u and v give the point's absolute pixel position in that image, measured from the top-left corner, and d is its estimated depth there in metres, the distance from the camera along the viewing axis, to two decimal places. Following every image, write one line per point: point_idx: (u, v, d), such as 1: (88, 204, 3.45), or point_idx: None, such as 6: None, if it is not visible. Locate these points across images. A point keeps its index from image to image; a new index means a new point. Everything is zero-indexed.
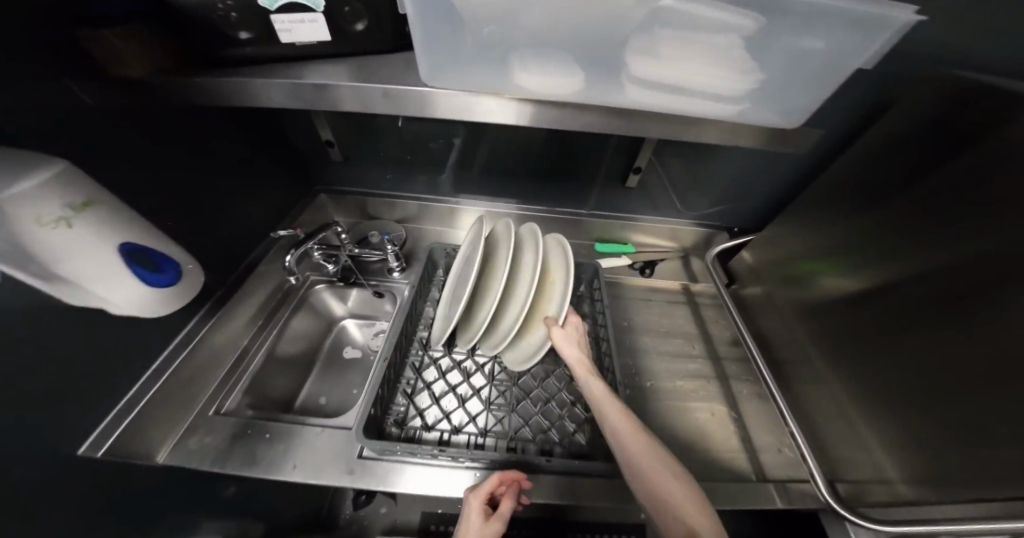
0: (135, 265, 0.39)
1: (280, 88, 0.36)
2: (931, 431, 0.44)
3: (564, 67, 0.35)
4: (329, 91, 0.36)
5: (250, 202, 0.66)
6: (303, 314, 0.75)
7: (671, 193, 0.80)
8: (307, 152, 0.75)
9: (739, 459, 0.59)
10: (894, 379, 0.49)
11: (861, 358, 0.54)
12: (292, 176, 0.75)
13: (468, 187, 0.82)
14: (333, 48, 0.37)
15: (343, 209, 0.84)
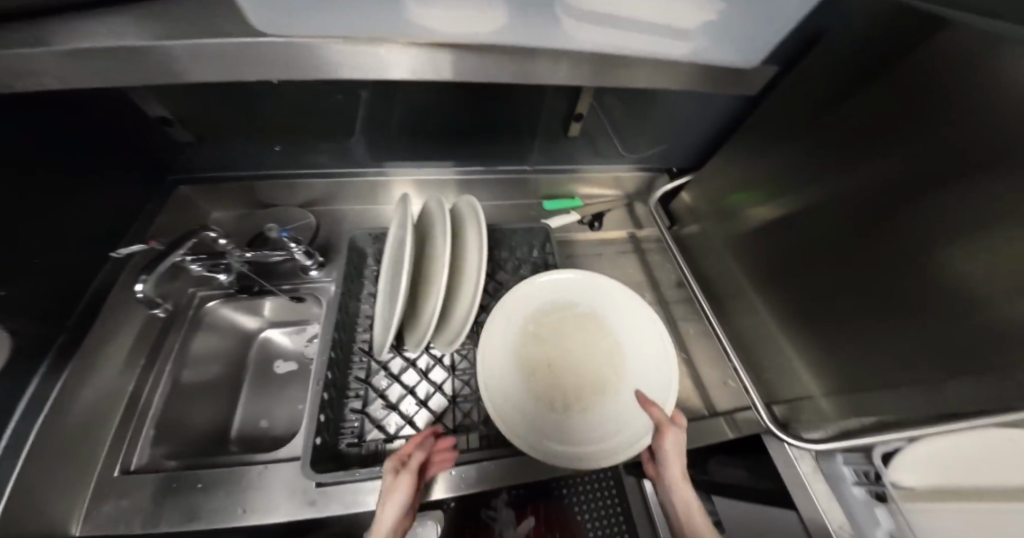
0: None
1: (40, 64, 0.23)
2: (848, 352, 0.48)
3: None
4: (106, 60, 0.23)
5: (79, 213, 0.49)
6: (205, 334, 0.63)
7: (611, 140, 0.75)
8: (151, 134, 0.57)
9: (692, 396, 0.65)
10: (818, 309, 0.53)
11: (788, 291, 0.58)
12: (135, 168, 0.57)
13: (385, 155, 0.69)
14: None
15: (230, 200, 0.68)
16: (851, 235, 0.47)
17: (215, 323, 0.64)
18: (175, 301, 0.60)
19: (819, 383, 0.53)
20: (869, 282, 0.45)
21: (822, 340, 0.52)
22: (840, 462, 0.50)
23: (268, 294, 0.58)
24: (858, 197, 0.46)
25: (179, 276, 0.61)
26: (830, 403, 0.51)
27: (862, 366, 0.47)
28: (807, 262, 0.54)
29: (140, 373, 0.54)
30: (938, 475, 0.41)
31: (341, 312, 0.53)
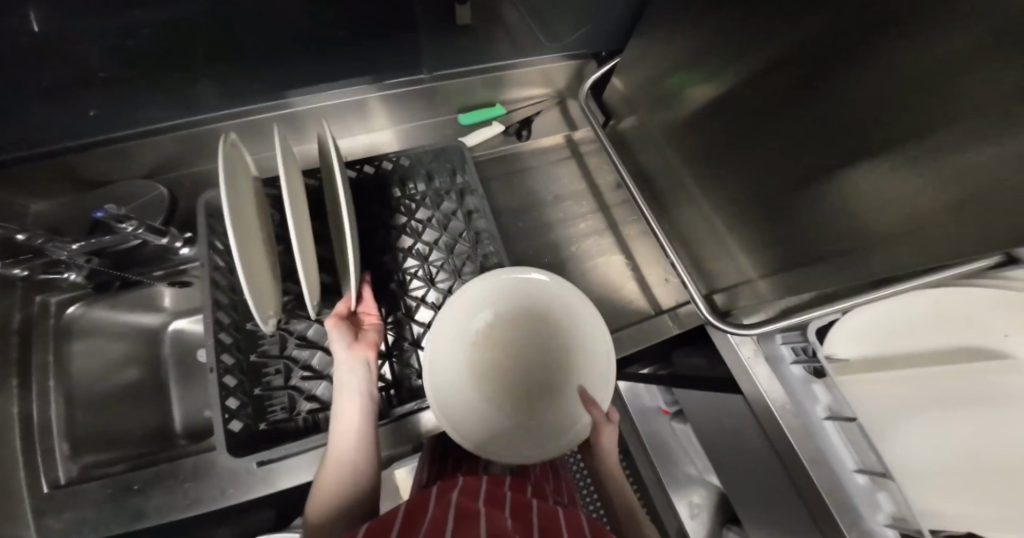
0: None
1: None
2: (779, 230, 0.45)
3: None
4: None
5: None
6: (90, 338, 0.55)
7: (517, 21, 0.61)
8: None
9: (639, 301, 0.64)
10: (749, 191, 0.48)
11: (721, 175, 0.52)
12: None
13: (235, 88, 0.55)
14: None
15: (64, 181, 0.55)
16: (778, 94, 0.40)
17: (86, 328, 0.55)
18: (23, 312, 0.51)
19: (756, 266, 0.50)
20: (791, 149, 0.40)
21: (757, 222, 0.48)
22: (779, 342, 0.48)
23: (140, 283, 0.56)
24: (784, 41, 0.38)
25: (15, 287, 0.51)
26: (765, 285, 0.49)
27: (791, 243, 0.44)
28: (738, 139, 0.48)
29: (25, 394, 0.49)
30: (868, 343, 0.40)
31: (219, 292, 0.46)
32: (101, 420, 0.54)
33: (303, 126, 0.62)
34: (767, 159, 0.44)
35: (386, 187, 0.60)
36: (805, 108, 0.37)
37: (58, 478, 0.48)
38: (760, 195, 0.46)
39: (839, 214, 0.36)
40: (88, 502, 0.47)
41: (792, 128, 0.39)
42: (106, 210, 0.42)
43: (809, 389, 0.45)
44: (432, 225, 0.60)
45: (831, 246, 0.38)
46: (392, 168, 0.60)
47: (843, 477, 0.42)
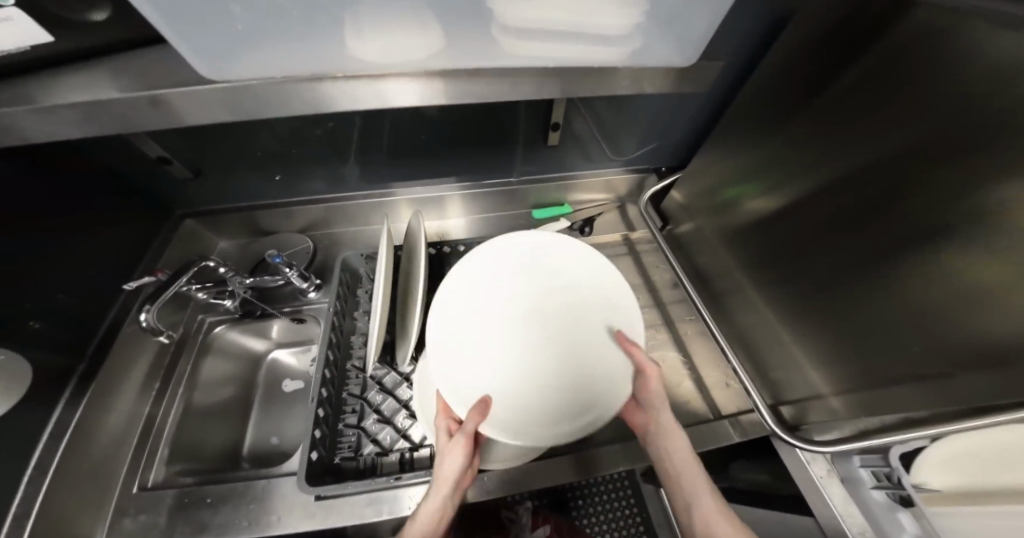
0: None
1: (54, 125, 0.28)
2: (847, 346, 0.46)
3: (399, 32, 0.28)
4: (101, 117, 0.28)
5: (95, 256, 0.55)
6: (214, 355, 0.67)
7: (593, 146, 0.76)
8: (157, 175, 0.61)
9: (695, 399, 0.63)
10: (810, 304, 0.51)
11: (779, 286, 0.56)
12: (143, 206, 0.62)
13: (375, 178, 0.73)
14: (65, 52, 0.29)
15: (235, 228, 0.73)
16: (832, 223, 0.46)
17: (224, 347, 0.68)
18: (184, 328, 0.65)
19: (828, 381, 0.49)
20: (851, 271, 0.44)
21: (822, 335, 0.50)
22: (856, 464, 0.45)
23: (271, 316, 0.68)
24: (839, 183, 0.45)
25: (186, 307, 0.65)
26: (841, 404, 0.48)
27: (860, 359, 0.45)
28: (798, 255, 0.52)
29: (152, 398, 0.59)
30: (959, 471, 0.36)
31: (335, 333, 0.56)
32: (197, 430, 0.61)
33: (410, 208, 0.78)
34: (825, 276, 0.48)
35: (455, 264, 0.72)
36: (862, 238, 0.42)
37: (151, 480, 0.54)
38: (822, 309, 0.49)
39: (909, 336, 0.38)
40: (166, 506, 0.51)
41: (848, 253, 0.44)
42: (279, 257, 0.59)
43: (890, 514, 0.41)
44: None
45: (906, 369, 0.39)
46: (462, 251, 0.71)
47: None
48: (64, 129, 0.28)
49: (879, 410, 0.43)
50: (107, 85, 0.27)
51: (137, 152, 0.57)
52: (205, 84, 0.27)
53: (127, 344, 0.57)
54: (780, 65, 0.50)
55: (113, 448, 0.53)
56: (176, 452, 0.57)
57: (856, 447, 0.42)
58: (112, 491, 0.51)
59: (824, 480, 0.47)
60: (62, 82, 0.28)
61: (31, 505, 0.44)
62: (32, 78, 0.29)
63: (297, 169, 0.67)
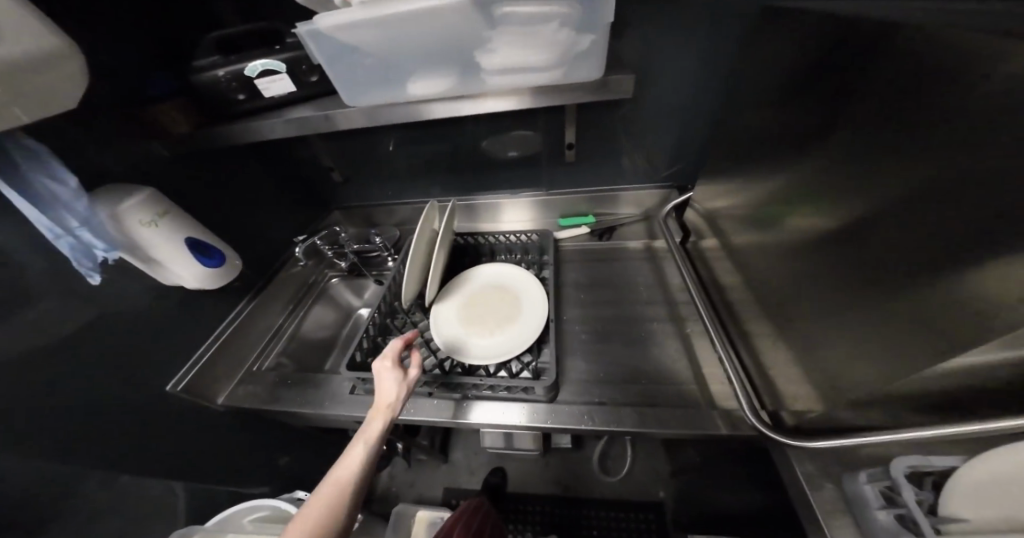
0: (197, 253, 0.59)
1: (276, 125, 0.58)
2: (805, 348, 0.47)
3: (437, 75, 0.53)
4: (300, 125, 0.58)
5: (284, 220, 0.91)
6: (325, 303, 0.95)
7: (638, 161, 0.89)
8: (312, 165, 0.93)
9: (692, 388, 0.66)
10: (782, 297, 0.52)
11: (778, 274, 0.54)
12: (293, 194, 0.94)
13: (445, 191, 1.01)
14: (293, 97, 0.59)
15: (357, 217, 1.05)
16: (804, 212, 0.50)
17: (329, 293, 0.96)
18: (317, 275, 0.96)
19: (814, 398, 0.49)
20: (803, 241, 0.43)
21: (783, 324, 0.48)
22: (862, 481, 0.46)
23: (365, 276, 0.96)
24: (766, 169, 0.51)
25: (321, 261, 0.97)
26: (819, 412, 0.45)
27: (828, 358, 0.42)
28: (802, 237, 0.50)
29: (188, 349, 0.69)
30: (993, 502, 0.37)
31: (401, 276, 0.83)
32: (212, 378, 0.71)
33: (476, 215, 1.04)
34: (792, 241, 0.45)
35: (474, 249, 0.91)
36: (823, 220, 0.40)
37: (205, 385, 0.70)
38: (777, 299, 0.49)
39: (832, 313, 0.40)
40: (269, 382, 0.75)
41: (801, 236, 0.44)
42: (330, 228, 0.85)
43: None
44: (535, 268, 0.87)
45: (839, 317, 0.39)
46: (485, 243, 0.89)
47: None
48: (270, 134, 0.59)
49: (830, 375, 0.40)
50: (311, 108, 0.59)
51: (309, 155, 0.91)
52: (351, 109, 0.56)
53: (283, 279, 0.88)
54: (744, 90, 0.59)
55: (130, 363, 0.60)
56: (275, 363, 0.80)
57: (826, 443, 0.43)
58: (244, 364, 0.76)
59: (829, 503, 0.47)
60: (296, 99, 0.59)
61: (202, 354, 0.70)
62: (247, 113, 0.59)
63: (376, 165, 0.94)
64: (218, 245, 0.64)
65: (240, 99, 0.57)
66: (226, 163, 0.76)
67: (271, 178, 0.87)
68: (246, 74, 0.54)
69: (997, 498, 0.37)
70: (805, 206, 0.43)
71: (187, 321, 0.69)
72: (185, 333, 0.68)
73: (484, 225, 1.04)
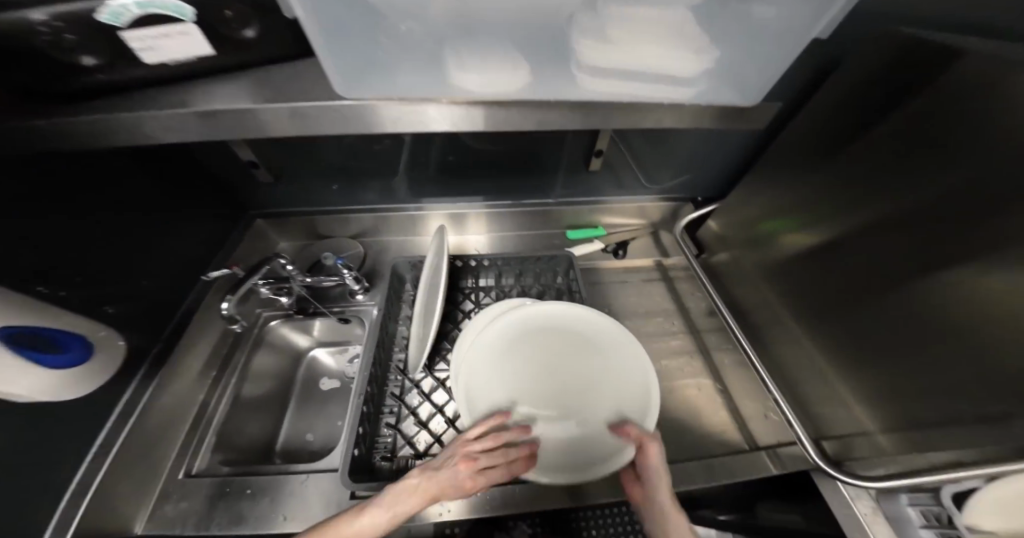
0: (28, 348, 0.37)
1: (172, 118, 0.32)
2: (897, 386, 0.49)
3: (501, 64, 0.32)
4: (222, 121, 0.32)
5: (183, 241, 0.61)
6: (267, 353, 0.69)
7: (657, 170, 0.80)
8: (221, 160, 0.64)
9: (731, 431, 0.62)
10: (865, 324, 0.54)
11: (853, 327, 0.56)
12: (200, 203, 0.64)
13: (424, 193, 0.79)
14: (213, 69, 0.33)
15: (298, 230, 0.78)
16: (899, 261, 0.49)
17: (273, 340, 0.70)
18: (247, 320, 0.68)
19: (876, 420, 0.51)
20: (909, 302, 0.48)
21: (903, 363, 0.48)
22: (904, 502, 0.46)
23: (320, 314, 0.71)
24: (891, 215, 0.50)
25: (252, 298, 0.69)
26: (888, 441, 0.50)
27: (913, 400, 0.47)
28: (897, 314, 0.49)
29: (45, 492, 0.41)
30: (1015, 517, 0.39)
31: (386, 320, 0.62)
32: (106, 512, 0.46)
33: (465, 223, 0.85)
34: (909, 289, 0.48)
35: (455, 273, 0.73)
36: (956, 270, 0.43)
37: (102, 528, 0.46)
38: (899, 333, 0.49)
39: (950, 372, 0.43)
40: (208, 495, 0.52)
41: (925, 269, 0.46)
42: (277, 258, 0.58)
43: None
44: (551, 293, 0.73)
45: (982, 372, 0.40)
46: (471, 266, 0.72)
47: None
48: (171, 137, 0.33)
49: (939, 406, 0.44)
50: (244, 96, 0.32)
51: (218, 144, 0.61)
52: (339, 100, 0.32)
53: (196, 332, 0.60)
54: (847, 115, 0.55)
55: None
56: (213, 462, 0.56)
57: (899, 484, 0.43)
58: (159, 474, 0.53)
59: (869, 516, 0.45)
60: (218, 74, 0.34)
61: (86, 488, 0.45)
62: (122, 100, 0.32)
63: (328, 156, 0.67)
64: (68, 338, 0.42)
65: (91, 65, 0.29)
66: (68, 161, 0.44)
67: (154, 178, 0.56)
68: (98, 18, 0.26)
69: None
70: (926, 253, 0.45)
71: (43, 446, 0.41)
72: (37, 470, 0.40)
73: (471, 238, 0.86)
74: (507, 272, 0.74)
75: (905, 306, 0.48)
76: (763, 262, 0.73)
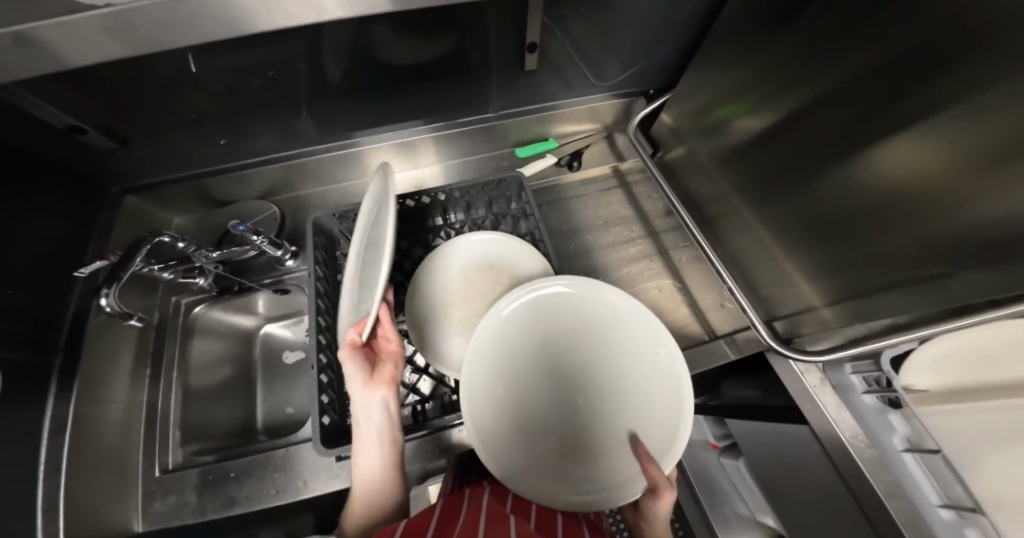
0: None
1: None
2: (838, 264, 0.51)
3: None
4: None
5: (49, 233, 0.50)
6: (208, 339, 0.64)
7: (603, 60, 0.70)
8: (39, 131, 0.49)
9: (691, 324, 0.66)
10: (809, 202, 0.54)
11: (798, 208, 0.56)
12: (46, 189, 0.51)
13: (335, 128, 0.67)
14: None
15: (190, 200, 0.67)
16: (839, 130, 0.47)
17: (207, 327, 0.64)
18: (161, 312, 0.61)
19: (821, 294, 0.55)
20: (846, 173, 0.47)
21: (843, 237, 0.49)
22: (849, 372, 0.53)
23: (251, 290, 0.65)
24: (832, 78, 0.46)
25: (156, 288, 0.61)
26: (830, 312, 0.53)
27: (849, 270, 0.50)
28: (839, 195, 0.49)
29: None
30: (945, 375, 0.44)
31: (323, 283, 0.57)
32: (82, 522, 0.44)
33: (397, 158, 0.74)
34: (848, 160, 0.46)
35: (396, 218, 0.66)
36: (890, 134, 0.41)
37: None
38: (839, 210, 0.49)
39: (875, 241, 0.45)
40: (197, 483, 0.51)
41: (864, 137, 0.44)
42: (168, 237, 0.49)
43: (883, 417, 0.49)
44: (506, 221, 0.68)
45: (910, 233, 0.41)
46: (414, 205, 0.65)
47: (923, 510, 0.42)
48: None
49: (875, 273, 0.46)
50: None
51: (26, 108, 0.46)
52: None
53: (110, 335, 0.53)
54: None
55: None
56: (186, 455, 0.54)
57: (845, 354, 0.48)
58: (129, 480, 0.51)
59: (817, 388, 0.53)
60: None
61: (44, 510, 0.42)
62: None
63: (192, 98, 0.53)
64: None
65: None
66: None
67: None
68: None
69: (964, 367, 0.42)
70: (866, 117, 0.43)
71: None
72: None
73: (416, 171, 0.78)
74: (454, 205, 0.67)
75: (845, 180, 0.47)
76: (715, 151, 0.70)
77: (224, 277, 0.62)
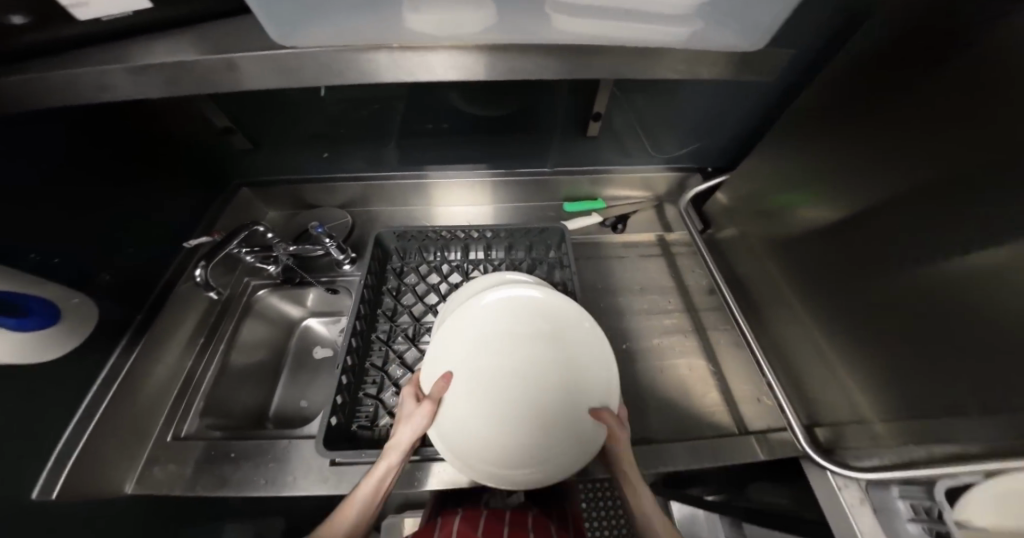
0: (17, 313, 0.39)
1: (104, 74, 0.32)
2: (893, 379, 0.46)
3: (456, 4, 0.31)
4: (158, 75, 0.32)
5: (173, 203, 0.62)
6: (257, 321, 0.70)
7: (663, 138, 0.74)
8: (196, 126, 0.62)
9: (722, 412, 0.61)
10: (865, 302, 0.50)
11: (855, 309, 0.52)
12: (175, 173, 0.62)
13: (411, 162, 0.76)
14: (158, 20, 0.33)
15: (280, 201, 0.77)
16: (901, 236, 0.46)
17: (261, 311, 0.71)
18: (232, 289, 0.69)
19: (873, 407, 0.48)
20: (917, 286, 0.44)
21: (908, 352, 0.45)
22: (895, 495, 0.43)
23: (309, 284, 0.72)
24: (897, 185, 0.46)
25: (235, 268, 0.70)
26: (886, 430, 0.47)
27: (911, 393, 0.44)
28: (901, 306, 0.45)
29: (51, 444, 0.44)
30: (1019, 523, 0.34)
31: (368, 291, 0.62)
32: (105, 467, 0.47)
33: (455, 194, 0.81)
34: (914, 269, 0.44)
35: (445, 245, 0.71)
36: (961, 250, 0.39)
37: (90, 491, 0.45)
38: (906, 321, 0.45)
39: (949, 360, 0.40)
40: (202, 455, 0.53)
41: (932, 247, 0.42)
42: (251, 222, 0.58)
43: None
44: (544, 269, 0.70)
45: None
46: (462, 237, 0.69)
47: None
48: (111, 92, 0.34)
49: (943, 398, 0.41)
50: (181, 48, 0.32)
51: (195, 111, 0.60)
52: (280, 50, 0.31)
53: (183, 299, 0.61)
54: (840, 70, 0.51)
55: None
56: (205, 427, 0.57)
57: (892, 476, 0.41)
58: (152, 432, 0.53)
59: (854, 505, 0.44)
60: (160, 29, 0.34)
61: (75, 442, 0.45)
62: (59, 54, 0.33)
63: (309, 120, 0.65)
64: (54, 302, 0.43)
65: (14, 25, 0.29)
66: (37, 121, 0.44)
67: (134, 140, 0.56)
68: None
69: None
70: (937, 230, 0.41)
71: (34, 404, 0.42)
72: (37, 421, 0.43)
73: (470, 209, 0.83)
74: (498, 243, 0.71)
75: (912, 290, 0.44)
76: (765, 236, 0.70)
77: (291, 268, 0.70)
